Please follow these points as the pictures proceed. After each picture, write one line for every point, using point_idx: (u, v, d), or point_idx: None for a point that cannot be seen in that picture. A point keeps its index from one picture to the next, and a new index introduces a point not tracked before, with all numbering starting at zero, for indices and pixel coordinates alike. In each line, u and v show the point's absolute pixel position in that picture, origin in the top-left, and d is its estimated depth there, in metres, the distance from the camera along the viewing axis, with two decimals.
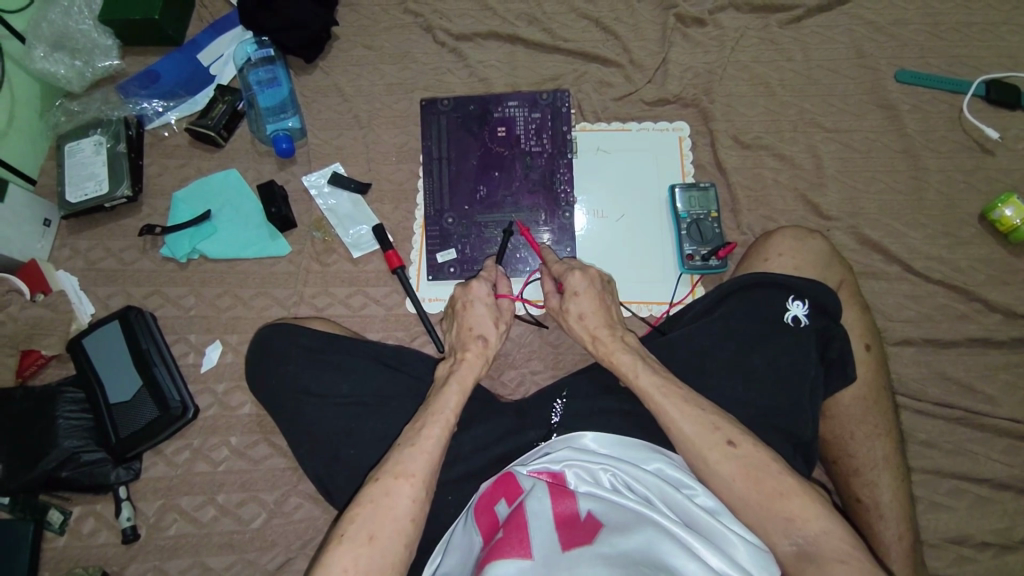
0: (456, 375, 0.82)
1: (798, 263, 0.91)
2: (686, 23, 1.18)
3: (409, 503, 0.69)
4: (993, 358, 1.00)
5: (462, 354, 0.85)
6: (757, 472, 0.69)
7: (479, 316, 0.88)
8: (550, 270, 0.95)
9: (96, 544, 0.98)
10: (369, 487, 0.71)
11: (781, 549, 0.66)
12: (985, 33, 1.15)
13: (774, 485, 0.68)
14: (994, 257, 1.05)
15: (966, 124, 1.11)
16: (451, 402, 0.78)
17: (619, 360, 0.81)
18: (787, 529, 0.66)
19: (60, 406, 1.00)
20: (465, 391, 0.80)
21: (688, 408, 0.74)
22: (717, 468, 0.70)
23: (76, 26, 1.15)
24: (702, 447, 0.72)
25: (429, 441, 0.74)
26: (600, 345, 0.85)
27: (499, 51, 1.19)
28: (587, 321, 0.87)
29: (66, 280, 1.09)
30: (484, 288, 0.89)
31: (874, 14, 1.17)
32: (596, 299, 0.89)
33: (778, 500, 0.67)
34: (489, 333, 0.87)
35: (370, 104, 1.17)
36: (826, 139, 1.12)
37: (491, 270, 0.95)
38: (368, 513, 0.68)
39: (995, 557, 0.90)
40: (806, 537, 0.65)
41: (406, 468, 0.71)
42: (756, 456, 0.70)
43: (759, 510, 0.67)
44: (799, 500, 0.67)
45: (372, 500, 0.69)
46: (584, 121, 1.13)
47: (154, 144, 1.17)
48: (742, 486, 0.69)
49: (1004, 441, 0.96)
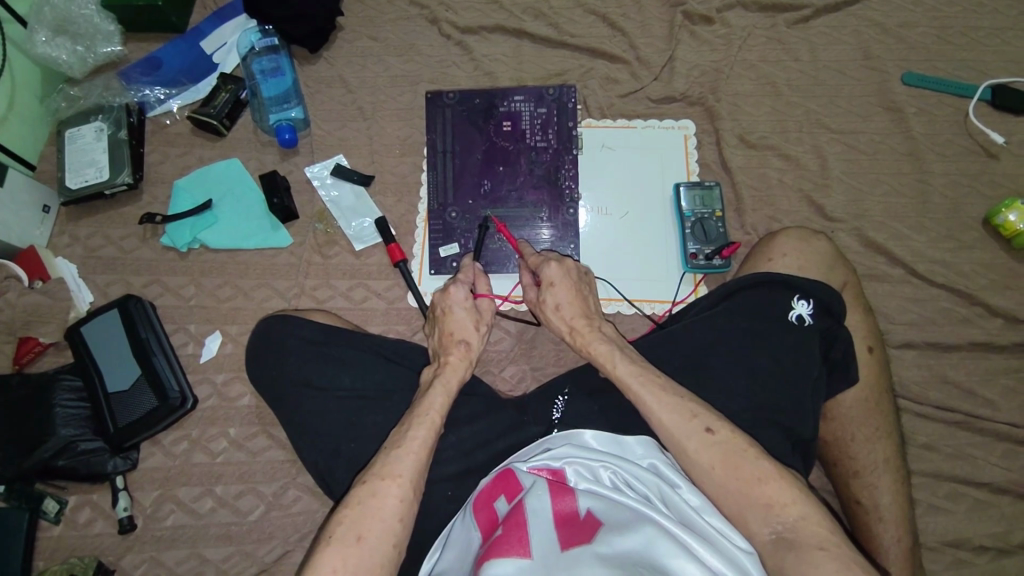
0: (439, 376, 0.81)
1: (802, 264, 0.91)
2: (693, 21, 1.18)
3: (396, 503, 0.69)
4: (993, 362, 1.00)
5: (444, 358, 0.83)
6: (735, 458, 0.68)
7: (459, 320, 0.86)
8: (527, 263, 0.94)
9: (92, 533, 0.97)
10: (357, 489, 0.70)
11: (760, 538, 0.65)
12: (992, 37, 1.15)
13: (753, 471, 0.67)
14: (996, 261, 1.05)
15: (972, 129, 1.11)
16: (438, 402, 0.78)
17: (596, 351, 0.82)
18: (766, 517, 0.65)
19: (58, 394, 0.99)
20: (449, 392, 0.80)
21: (665, 396, 0.74)
22: (697, 458, 0.70)
23: (79, 11, 1.13)
24: (682, 436, 0.71)
25: (416, 443, 0.74)
26: (577, 336, 0.84)
27: (505, 45, 1.18)
28: (564, 312, 0.86)
29: (64, 267, 1.08)
30: (462, 292, 0.87)
31: (882, 16, 1.17)
32: (572, 290, 0.87)
33: (756, 486, 0.66)
34: (471, 337, 0.85)
35: (374, 96, 1.17)
36: (832, 140, 1.11)
37: (467, 270, 0.93)
38: (357, 514, 0.68)
39: (993, 561, 0.91)
40: (784, 523, 0.64)
41: (392, 470, 0.71)
42: (734, 442, 0.70)
43: (740, 497, 0.67)
44: (776, 485, 0.66)
45: (359, 501, 0.69)
46: (589, 117, 1.13)
47: (156, 132, 1.16)
48: (721, 471, 0.68)
49: (1003, 445, 0.96)
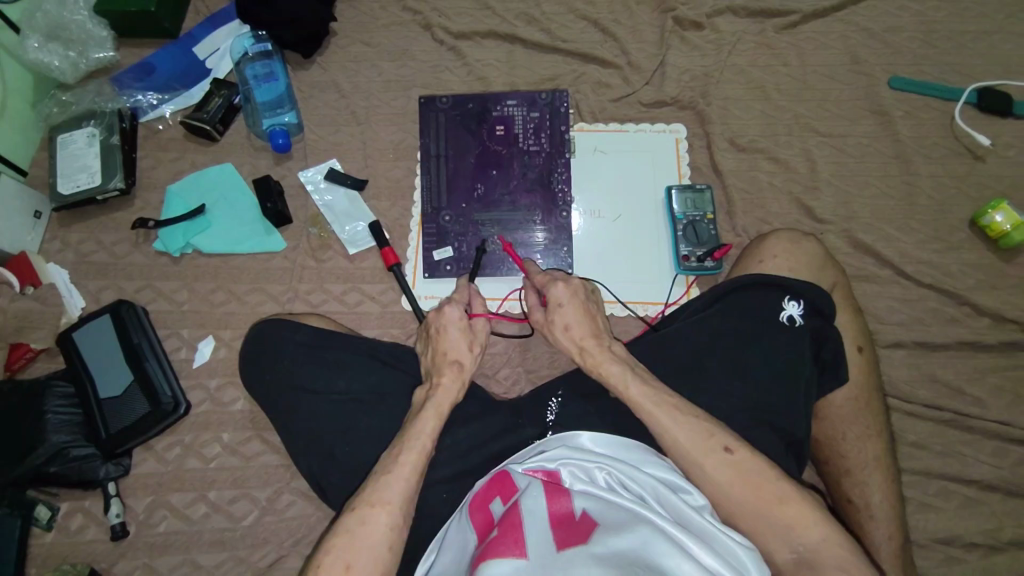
0: (432, 399, 0.81)
1: (792, 266, 0.92)
2: (683, 26, 1.19)
3: (386, 530, 0.69)
4: (982, 361, 1.01)
5: (437, 380, 0.83)
6: (753, 478, 0.69)
7: (453, 340, 0.86)
8: (533, 282, 0.94)
9: (83, 540, 0.96)
10: (347, 515, 0.70)
11: (781, 559, 0.66)
12: (977, 41, 1.17)
13: (773, 491, 0.68)
14: (983, 262, 1.06)
15: (958, 131, 1.12)
16: (428, 427, 0.77)
17: (608, 371, 0.81)
18: (788, 538, 0.66)
19: (49, 401, 0.99)
20: (441, 415, 0.79)
21: (682, 418, 0.74)
22: (712, 475, 0.71)
23: (71, 17, 1.13)
24: (698, 455, 0.72)
25: (405, 468, 0.73)
26: (588, 356, 0.84)
27: (497, 50, 1.19)
28: (574, 332, 0.86)
29: (56, 273, 1.07)
30: (456, 312, 0.87)
31: (869, 21, 1.19)
32: (581, 309, 0.88)
33: (776, 506, 0.68)
34: (464, 358, 0.85)
35: (367, 100, 1.17)
36: (821, 143, 1.13)
37: (463, 290, 0.94)
38: (345, 542, 0.68)
39: (984, 558, 0.92)
40: (805, 545, 0.65)
41: (382, 496, 0.71)
42: (753, 462, 0.71)
43: (759, 516, 0.68)
44: (797, 506, 0.67)
45: (348, 529, 0.69)
46: (581, 121, 1.14)
47: (148, 137, 1.16)
48: (740, 491, 0.69)
49: (993, 443, 0.97)
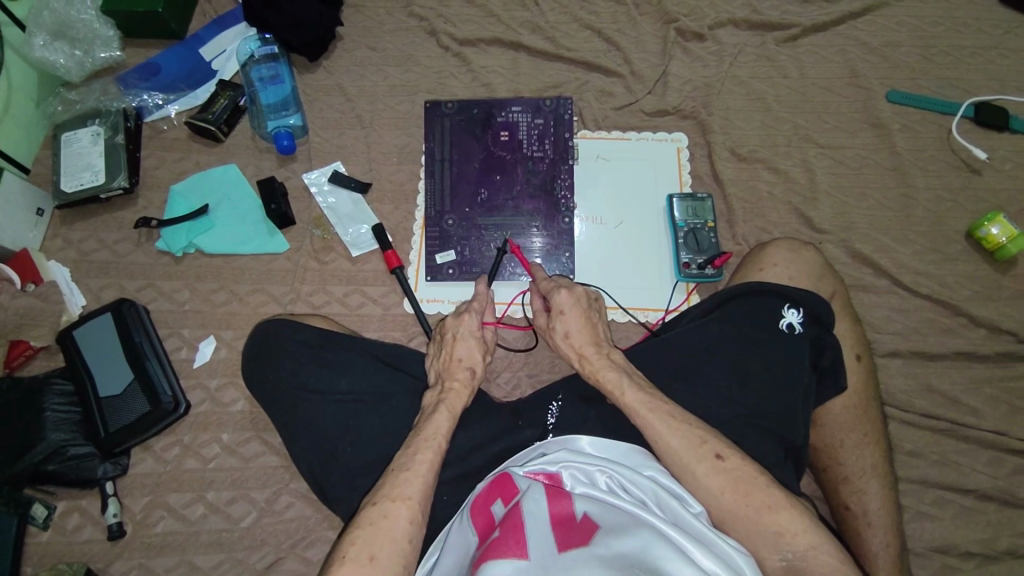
0: (444, 401, 0.81)
1: (791, 274, 0.93)
2: (685, 37, 1.21)
3: (406, 524, 0.68)
4: (977, 372, 1.02)
5: (449, 384, 0.83)
6: (745, 484, 0.69)
7: (467, 346, 0.87)
8: (538, 287, 0.95)
9: (80, 540, 0.96)
10: (368, 510, 0.69)
11: (770, 564, 0.66)
12: (975, 57, 1.19)
13: (763, 498, 0.68)
14: (979, 273, 1.08)
15: (955, 145, 1.14)
16: (443, 427, 0.78)
17: (605, 377, 0.81)
18: (777, 544, 0.66)
19: (48, 398, 0.98)
20: (454, 417, 0.80)
21: (673, 420, 0.75)
22: (706, 481, 0.70)
23: (77, 16, 1.13)
24: (691, 461, 0.72)
25: (423, 465, 0.73)
26: (586, 363, 0.85)
27: (502, 57, 1.21)
28: (574, 340, 0.87)
29: (57, 270, 1.07)
30: (473, 321, 0.89)
31: (867, 35, 1.21)
32: (582, 318, 0.89)
33: (767, 514, 0.67)
34: (477, 363, 0.86)
35: (372, 104, 1.18)
36: (820, 154, 1.15)
37: (481, 296, 0.94)
38: (368, 534, 0.67)
39: (979, 567, 0.92)
40: (795, 552, 0.65)
41: (403, 491, 0.70)
42: (742, 469, 0.71)
43: (748, 524, 0.67)
44: (786, 512, 0.67)
45: (371, 522, 0.68)
46: (585, 129, 1.15)
47: (152, 137, 1.17)
48: (730, 498, 0.69)
49: (989, 453, 0.98)
